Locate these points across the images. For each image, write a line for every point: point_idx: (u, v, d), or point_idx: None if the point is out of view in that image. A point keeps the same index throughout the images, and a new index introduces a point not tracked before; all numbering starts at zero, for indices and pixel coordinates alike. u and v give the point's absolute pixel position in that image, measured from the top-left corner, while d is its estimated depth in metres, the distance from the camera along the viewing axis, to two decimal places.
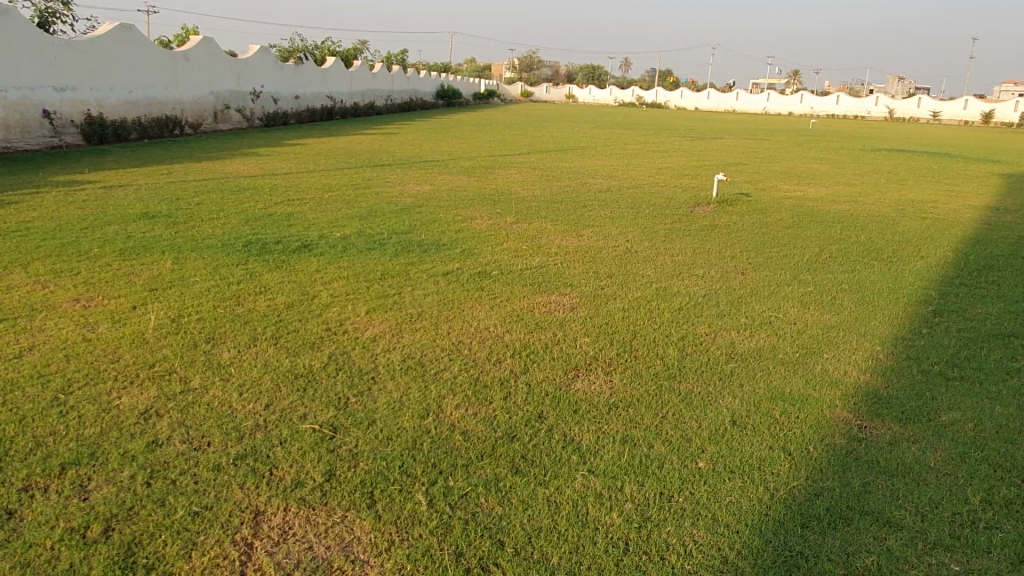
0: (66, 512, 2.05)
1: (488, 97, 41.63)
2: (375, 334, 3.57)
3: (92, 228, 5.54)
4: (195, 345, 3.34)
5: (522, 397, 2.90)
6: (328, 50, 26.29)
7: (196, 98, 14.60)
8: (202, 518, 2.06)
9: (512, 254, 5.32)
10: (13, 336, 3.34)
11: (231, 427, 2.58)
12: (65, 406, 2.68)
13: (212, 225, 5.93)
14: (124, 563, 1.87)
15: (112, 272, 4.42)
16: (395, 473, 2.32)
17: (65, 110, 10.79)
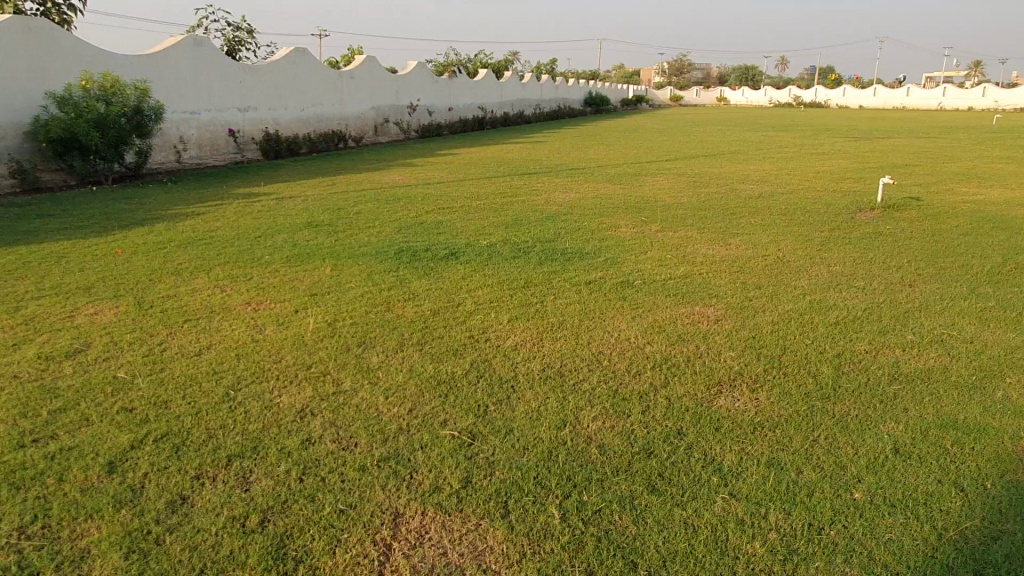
0: (229, 502, 2.23)
1: (636, 103, 41.16)
2: (516, 343, 3.61)
3: (265, 236, 6.04)
4: (349, 349, 3.53)
5: (662, 411, 2.81)
6: (480, 63, 27.08)
7: (359, 114, 15.54)
8: (347, 516, 2.16)
9: (656, 263, 5.19)
10: (194, 335, 3.70)
11: (377, 430, 2.70)
12: (234, 402, 2.93)
13: (368, 233, 6.27)
14: (276, 554, 2.00)
15: (279, 278, 4.79)
16: (529, 484, 2.33)
17: (246, 128, 11.86)
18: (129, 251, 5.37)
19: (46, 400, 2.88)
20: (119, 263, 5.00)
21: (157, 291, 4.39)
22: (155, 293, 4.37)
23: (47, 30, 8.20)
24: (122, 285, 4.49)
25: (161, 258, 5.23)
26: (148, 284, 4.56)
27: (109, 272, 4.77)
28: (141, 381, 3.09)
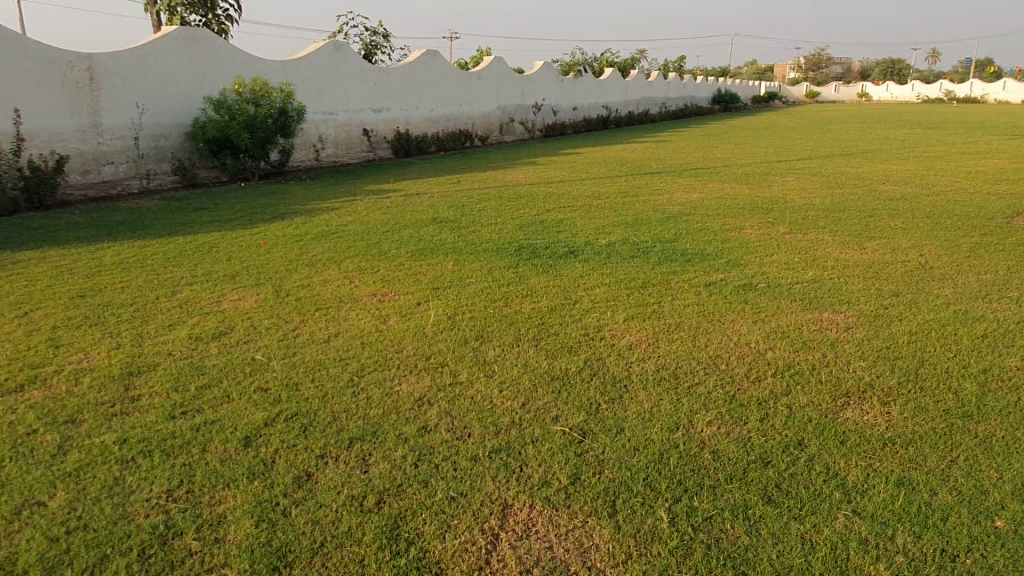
0: (350, 481, 2.36)
1: (769, 101, 39.50)
2: (631, 342, 3.57)
3: (392, 231, 6.29)
4: (466, 342, 3.63)
5: (782, 420, 2.70)
6: (606, 62, 26.90)
7: (485, 114, 15.85)
8: (458, 503, 2.23)
9: (783, 267, 4.97)
10: (324, 322, 3.92)
11: (490, 421, 2.76)
12: (358, 387, 3.09)
13: (490, 230, 6.40)
14: (390, 534, 2.09)
15: (404, 271, 4.98)
16: (638, 485, 2.31)
17: (378, 128, 12.40)
18: (270, 243, 5.76)
19: (194, 376, 3.15)
20: (260, 254, 5.37)
21: (293, 281, 4.69)
22: (292, 283, 4.66)
23: (207, 38, 8.91)
24: (263, 274, 4.83)
25: (298, 249, 5.57)
26: (285, 274, 4.87)
27: (253, 261, 5.14)
28: (276, 363, 3.32)
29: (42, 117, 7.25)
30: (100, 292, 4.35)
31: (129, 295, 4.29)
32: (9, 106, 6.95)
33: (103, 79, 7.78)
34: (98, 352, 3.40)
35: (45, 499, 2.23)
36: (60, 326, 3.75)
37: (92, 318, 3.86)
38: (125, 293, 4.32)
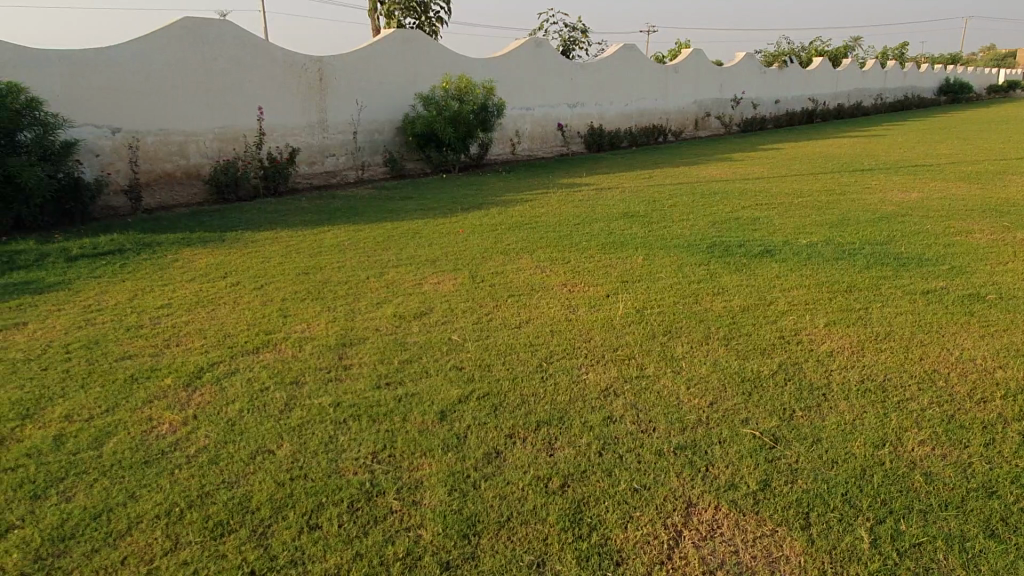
0: (536, 462, 2.44)
1: (1009, 90, 34.89)
2: (833, 349, 3.35)
3: (583, 224, 6.36)
4: (654, 336, 3.59)
5: (1011, 448, 2.41)
6: (816, 51, 25.16)
7: (681, 108, 15.49)
8: (641, 496, 2.23)
9: (1019, 277, 4.40)
10: (516, 309, 4.06)
11: (676, 418, 2.72)
12: (547, 373, 3.18)
13: (681, 226, 6.27)
14: (573, 517, 2.13)
15: (593, 263, 5.03)
16: (835, 500, 2.17)
17: (573, 122, 12.56)
18: (468, 231, 6.06)
19: (398, 352, 3.41)
20: (459, 241, 5.67)
21: (488, 268, 4.91)
22: (486, 270, 4.88)
23: (420, 39, 9.52)
24: (461, 260, 5.09)
25: (493, 238, 5.81)
26: (481, 261, 5.10)
27: (452, 248, 5.44)
28: (471, 345, 3.50)
29: (279, 114, 8.15)
30: (321, 270, 4.83)
31: (344, 274, 4.72)
32: (254, 105, 7.90)
33: (330, 79, 8.59)
34: (318, 324, 3.79)
35: (274, 447, 2.53)
36: (289, 298, 4.22)
37: (315, 293, 4.31)
38: (341, 272, 4.76)
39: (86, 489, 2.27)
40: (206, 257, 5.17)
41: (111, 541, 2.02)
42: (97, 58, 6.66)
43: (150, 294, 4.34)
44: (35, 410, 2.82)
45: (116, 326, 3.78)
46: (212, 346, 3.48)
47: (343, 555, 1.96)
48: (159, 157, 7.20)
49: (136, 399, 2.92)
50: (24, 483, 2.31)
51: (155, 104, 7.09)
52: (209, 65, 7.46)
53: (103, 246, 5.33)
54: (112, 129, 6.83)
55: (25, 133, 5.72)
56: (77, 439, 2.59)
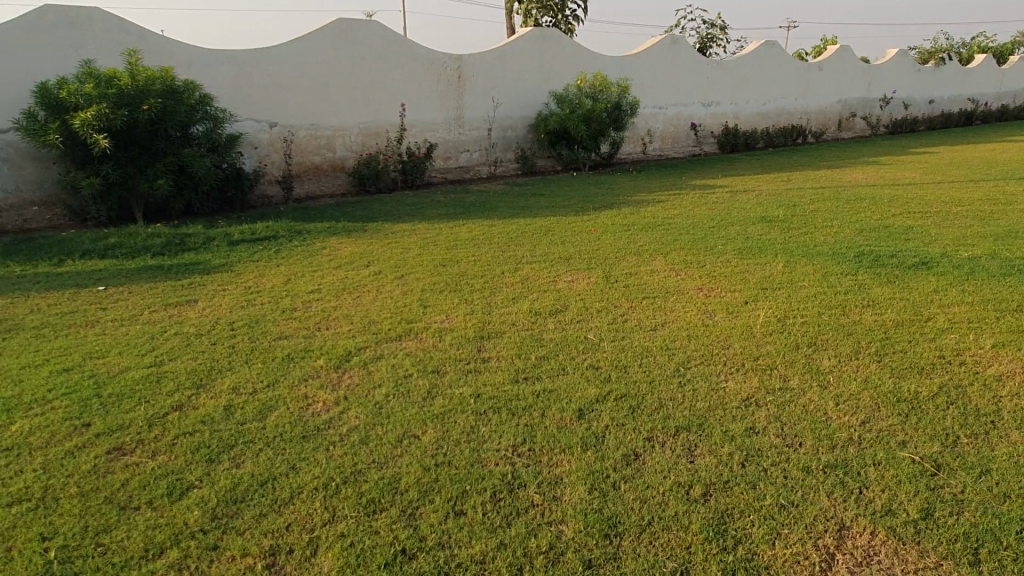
0: (676, 468, 2.40)
1: None
2: (1002, 373, 3.09)
3: (718, 227, 6.19)
4: (798, 347, 3.45)
5: None
6: (978, 47, 23.17)
7: (824, 108, 14.71)
8: (788, 513, 2.15)
9: None
10: (651, 311, 4.02)
11: (825, 434, 2.61)
12: (684, 378, 3.12)
13: (825, 232, 5.97)
14: (718, 527, 2.09)
15: (731, 268, 4.88)
16: (1009, 538, 2.01)
17: (708, 122, 12.23)
18: (600, 230, 6.04)
19: (535, 347, 3.46)
20: (592, 240, 5.67)
21: (621, 268, 4.88)
22: (620, 270, 4.85)
23: (557, 38, 9.57)
24: (594, 259, 5.09)
25: (626, 238, 5.76)
26: (614, 261, 5.08)
27: (584, 247, 5.45)
28: (607, 345, 3.50)
29: (419, 111, 8.45)
30: (458, 263, 4.96)
31: (480, 268, 4.84)
32: (397, 102, 8.22)
33: (468, 77, 8.80)
34: (456, 315, 3.90)
35: (419, 433, 2.64)
36: (428, 289, 4.37)
37: (452, 286, 4.44)
38: (477, 266, 4.88)
39: (253, 457, 2.46)
40: (351, 246, 5.45)
41: (276, 508, 2.18)
42: (260, 57, 7.19)
43: (302, 279, 4.63)
44: (206, 381, 3.08)
45: (273, 308, 4.06)
46: (360, 332, 3.67)
47: (487, 543, 2.02)
48: (309, 150, 7.66)
49: (293, 376, 3.13)
50: (200, 447, 2.53)
51: (308, 100, 7.55)
52: (357, 63, 7.84)
53: (260, 232, 5.74)
54: (269, 123, 7.35)
55: (197, 126, 6.26)
56: (243, 411, 2.80)
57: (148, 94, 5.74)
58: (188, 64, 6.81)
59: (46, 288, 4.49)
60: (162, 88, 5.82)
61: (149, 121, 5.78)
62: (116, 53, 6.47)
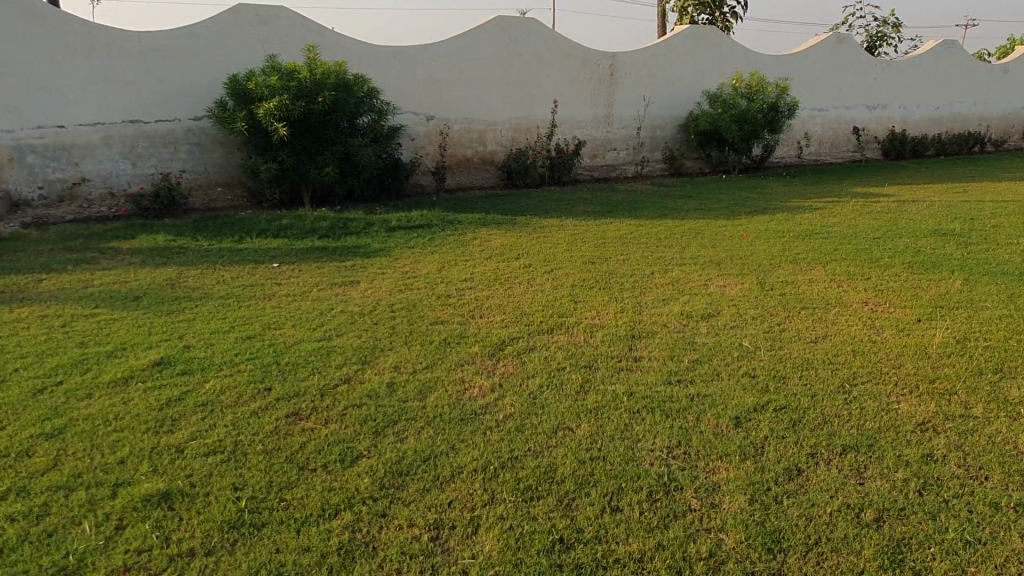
0: (844, 489, 2.28)
1: None
2: None
3: (884, 238, 5.80)
4: (981, 373, 3.17)
5: None
6: None
7: (1008, 114, 13.39)
8: (974, 550, 2.00)
9: None
10: (811, 322, 3.83)
11: (1016, 470, 2.38)
12: (849, 395, 2.95)
13: (1010, 249, 5.44)
14: (893, 556, 1.97)
15: (900, 283, 4.57)
16: None
17: (872, 126, 11.47)
18: (753, 235, 5.83)
19: (688, 351, 3.39)
20: (745, 245, 5.48)
21: (777, 276, 4.68)
22: (776, 277, 4.66)
23: (715, 36, 9.30)
24: (748, 265, 4.92)
25: (781, 245, 5.53)
26: (769, 268, 4.89)
27: (736, 252, 5.28)
28: (764, 354, 3.37)
29: (570, 108, 8.49)
30: (606, 261, 4.96)
31: (629, 267, 4.80)
32: (549, 98, 8.31)
33: (621, 75, 8.74)
34: (606, 313, 3.90)
35: (573, 426, 2.67)
36: (578, 285, 4.39)
37: (601, 283, 4.44)
38: (626, 265, 4.85)
39: (416, 434, 2.58)
40: (501, 238, 5.57)
41: (439, 485, 2.28)
42: (423, 53, 7.49)
43: (455, 267, 4.79)
44: (371, 358, 3.27)
45: (430, 293, 4.23)
46: (513, 322, 3.75)
47: (645, 543, 2.02)
48: (461, 143, 7.92)
49: (450, 360, 3.25)
50: (368, 419, 2.69)
51: (464, 95, 7.80)
52: (513, 60, 7.99)
53: (415, 220, 5.99)
54: (427, 117, 7.66)
55: (364, 118, 6.63)
56: (405, 389, 2.94)
57: (323, 87, 6.14)
58: (358, 59, 7.21)
59: (229, 262, 4.91)
60: (336, 81, 6.21)
61: (322, 112, 6.19)
62: (296, 47, 6.95)
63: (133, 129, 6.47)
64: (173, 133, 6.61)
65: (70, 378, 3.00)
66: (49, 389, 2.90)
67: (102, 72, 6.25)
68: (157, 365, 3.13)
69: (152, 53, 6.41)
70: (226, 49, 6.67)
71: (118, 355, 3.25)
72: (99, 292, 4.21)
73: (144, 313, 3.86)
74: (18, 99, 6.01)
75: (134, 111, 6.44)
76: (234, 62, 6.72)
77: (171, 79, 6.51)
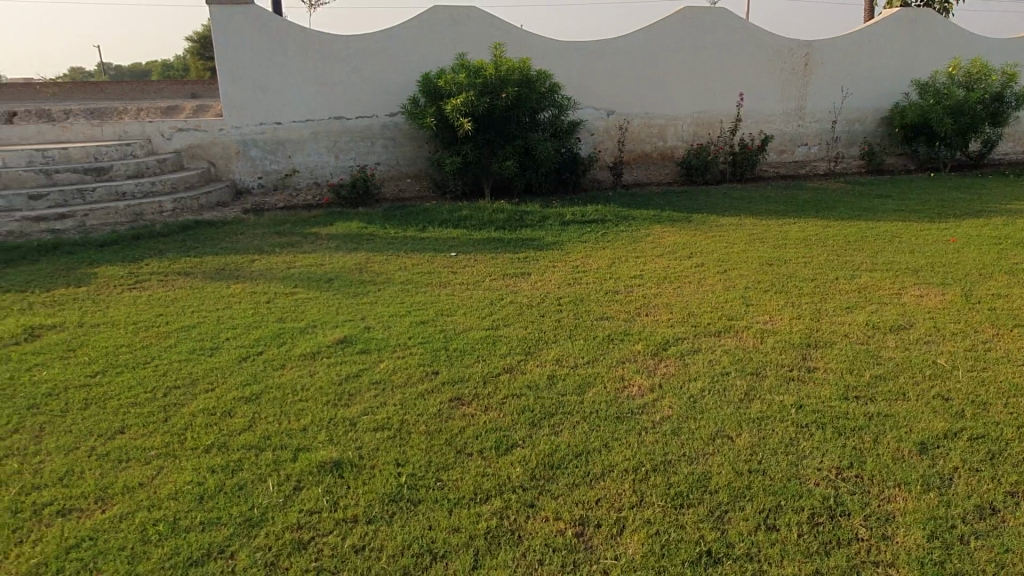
0: None
1: None
2: None
3: None
4: None
5: None
6: None
7: None
8: None
9: None
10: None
11: None
12: None
13: None
14: None
15: None
16: None
17: None
18: (962, 241, 5.22)
19: (870, 365, 3.12)
20: (951, 252, 4.92)
21: (988, 287, 4.16)
22: (986, 289, 4.15)
23: (931, 18, 8.37)
24: (952, 274, 4.41)
25: (996, 253, 4.90)
26: (979, 278, 4.35)
27: (941, 258, 4.76)
28: (962, 374, 3.01)
29: (758, 100, 8.08)
30: (786, 263, 4.68)
31: (812, 270, 4.50)
32: (736, 90, 7.97)
33: (817, 64, 8.15)
34: (782, 318, 3.69)
35: (733, 434, 2.56)
36: (752, 287, 4.19)
37: (779, 286, 4.19)
38: (808, 268, 4.54)
39: (570, 428, 2.61)
40: (675, 236, 5.44)
41: (589, 481, 2.29)
42: (606, 47, 7.46)
43: (625, 263, 4.75)
44: (534, 349, 3.34)
45: (598, 288, 4.23)
46: (678, 322, 3.66)
47: (801, 568, 1.91)
48: (641, 138, 7.83)
49: (612, 357, 3.24)
50: (525, 410, 2.75)
51: (646, 89, 7.69)
52: (699, 52, 7.74)
53: (589, 215, 6.01)
54: (607, 111, 7.65)
55: (544, 113, 6.76)
56: (564, 382, 2.98)
57: (507, 83, 6.33)
58: (541, 55, 7.33)
59: (412, 250, 5.23)
60: (519, 78, 6.37)
61: (505, 108, 6.39)
62: (484, 45, 7.20)
63: (337, 124, 7.06)
64: (371, 128, 7.14)
65: (269, 349, 3.35)
66: (252, 358, 3.26)
67: (313, 74, 6.87)
68: (341, 342, 3.41)
69: (356, 55, 6.93)
70: (419, 49, 7.06)
71: (310, 331, 3.59)
72: (299, 273, 4.65)
73: (335, 294, 4.21)
74: (244, 99, 6.78)
75: (337, 108, 7.02)
76: (426, 61, 7.11)
77: (370, 78, 7.02)
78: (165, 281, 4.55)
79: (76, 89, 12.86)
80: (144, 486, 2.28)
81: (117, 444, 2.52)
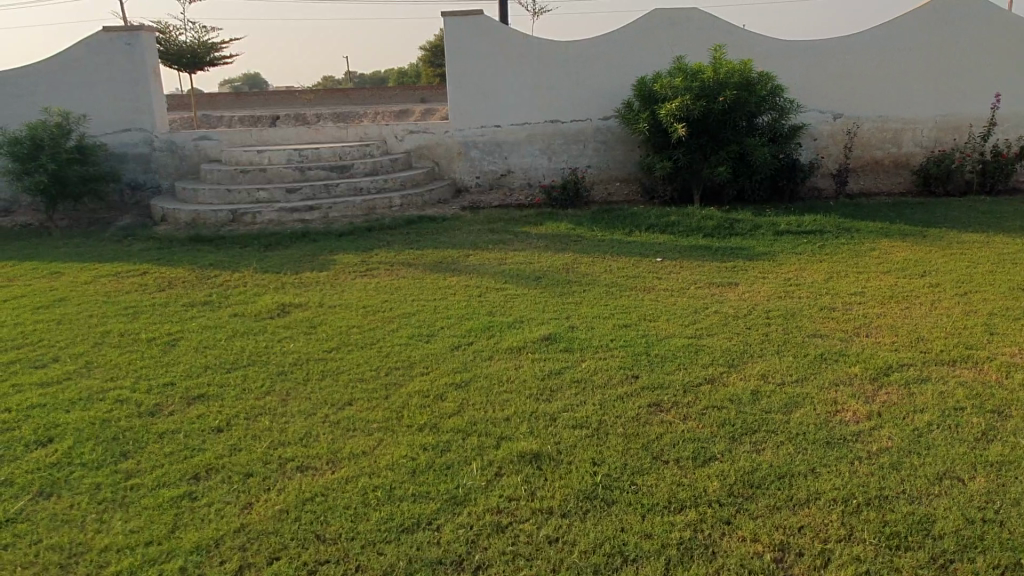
0: None
1: None
2: None
3: None
4: None
5: None
6: None
7: None
8: None
9: None
10: None
11: None
12: None
13: None
14: None
15: None
16: None
17: None
18: None
19: None
20: None
21: None
22: None
23: None
24: None
25: None
26: None
27: None
28: None
29: (1019, 101, 7.10)
30: None
31: None
32: (992, 91, 7.06)
33: None
34: None
35: (965, 477, 2.30)
36: (1000, 314, 3.70)
37: None
38: None
39: (774, 448, 2.50)
40: (906, 251, 4.96)
41: (792, 506, 2.18)
42: (838, 45, 6.98)
43: (845, 278, 4.42)
44: (738, 362, 3.23)
45: (812, 303, 3.99)
46: (905, 347, 3.34)
47: None
48: (872, 143, 7.22)
49: (824, 377, 3.04)
50: (727, 424, 2.67)
51: (881, 91, 7.07)
52: (948, 48, 6.97)
53: (807, 225, 5.66)
54: (834, 114, 7.14)
55: (764, 116, 6.47)
56: (769, 399, 2.85)
57: (726, 86, 6.15)
58: (764, 56, 7.02)
59: (618, 253, 5.27)
60: (739, 80, 6.16)
61: (721, 111, 6.22)
62: (704, 47, 7.04)
63: (552, 128, 7.28)
64: (584, 132, 7.27)
65: (479, 340, 3.57)
66: (463, 347, 3.48)
67: (531, 79, 7.14)
68: (545, 339, 3.53)
69: (573, 60, 7.09)
70: (636, 53, 7.07)
71: (517, 326, 3.75)
72: (509, 270, 4.88)
73: (541, 292, 4.36)
74: (468, 104, 7.22)
75: (553, 112, 7.24)
76: (643, 64, 7.09)
77: (585, 83, 7.15)
78: (391, 270, 4.98)
79: (327, 96, 14.41)
80: (367, 454, 2.54)
81: (346, 414, 2.82)
